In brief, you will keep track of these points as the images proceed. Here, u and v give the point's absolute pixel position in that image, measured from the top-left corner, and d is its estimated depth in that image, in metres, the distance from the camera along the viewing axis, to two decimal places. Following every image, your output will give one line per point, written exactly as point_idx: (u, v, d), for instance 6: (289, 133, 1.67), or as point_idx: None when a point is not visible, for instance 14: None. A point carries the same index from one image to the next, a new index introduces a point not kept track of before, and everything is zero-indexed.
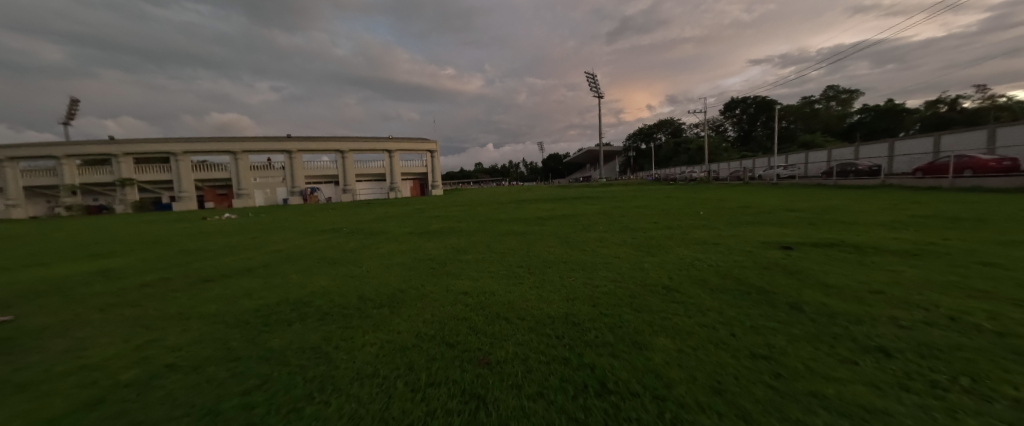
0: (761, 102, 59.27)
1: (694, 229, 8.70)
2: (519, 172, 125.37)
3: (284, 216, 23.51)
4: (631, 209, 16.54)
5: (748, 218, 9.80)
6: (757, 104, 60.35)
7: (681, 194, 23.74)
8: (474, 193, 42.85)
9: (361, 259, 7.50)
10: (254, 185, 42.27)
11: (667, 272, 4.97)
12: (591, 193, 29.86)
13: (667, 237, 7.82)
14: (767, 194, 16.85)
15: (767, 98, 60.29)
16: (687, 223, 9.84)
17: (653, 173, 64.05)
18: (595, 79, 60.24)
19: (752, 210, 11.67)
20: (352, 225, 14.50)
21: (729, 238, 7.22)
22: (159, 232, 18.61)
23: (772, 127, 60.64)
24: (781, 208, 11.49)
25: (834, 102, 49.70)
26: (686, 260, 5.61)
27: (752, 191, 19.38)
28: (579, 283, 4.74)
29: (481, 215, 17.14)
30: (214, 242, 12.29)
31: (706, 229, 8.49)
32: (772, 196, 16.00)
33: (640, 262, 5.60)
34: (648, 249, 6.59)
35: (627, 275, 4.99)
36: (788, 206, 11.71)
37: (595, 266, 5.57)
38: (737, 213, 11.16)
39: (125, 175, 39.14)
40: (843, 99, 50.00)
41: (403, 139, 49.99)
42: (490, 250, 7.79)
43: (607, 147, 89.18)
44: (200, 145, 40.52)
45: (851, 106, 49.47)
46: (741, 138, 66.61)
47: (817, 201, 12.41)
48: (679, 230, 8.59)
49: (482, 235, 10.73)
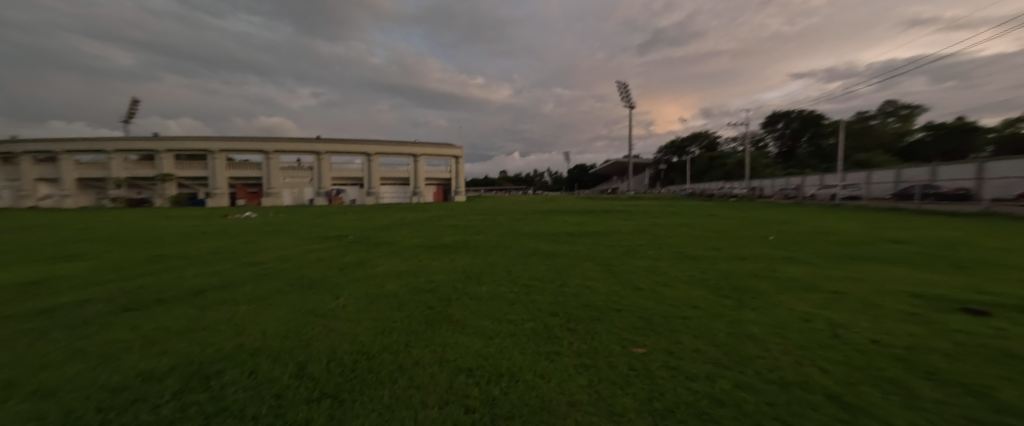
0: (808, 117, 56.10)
1: (782, 263, 6.57)
2: (544, 181, 123.37)
3: (301, 218, 22.49)
4: (675, 228, 14.49)
5: (845, 250, 7.63)
6: (803, 119, 57.13)
7: (730, 214, 21.20)
8: (499, 201, 41.24)
9: (343, 284, 5.79)
10: (283, 184, 42.16)
11: (805, 351, 2.96)
12: (623, 207, 27.72)
13: (752, 275, 5.72)
14: (841, 219, 14.36)
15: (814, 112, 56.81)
16: (764, 253, 7.69)
17: (686, 188, 60.84)
18: (627, 90, 58.36)
19: (838, 239, 9.43)
20: (361, 232, 13.12)
21: (844, 283, 5.13)
22: (170, 228, 17.76)
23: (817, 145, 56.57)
24: (878, 237, 9.22)
25: (891, 119, 45.84)
26: (817, 324, 3.57)
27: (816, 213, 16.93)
28: (658, 363, 2.83)
29: (504, 227, 15.38)
30: (206, 245, 11.02)
31: (798, 264, 6.38)
32: (848, 221, 13.56)
33: (743, 324, 3.60)
34: (737, 295, 4.58)
35: (734, 350, 3.03)
36: (884, 236, 9.43)
37: (672, 325, 3.61)
38: (819, 242, 8.98)
39: (166, 171, 39.61)
40: (904, 115, 45.94)
41: (428, 143, 49.14)
42: (512, 280, 5.91)
43: (637, 160, 86.31)
44: (235, 144, 40.78)
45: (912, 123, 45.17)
46: (783, 155, 62.54)
47: (917, 231, 10.05)
48: (761, 264, 6.48)
49: (500, 255, 8.83)
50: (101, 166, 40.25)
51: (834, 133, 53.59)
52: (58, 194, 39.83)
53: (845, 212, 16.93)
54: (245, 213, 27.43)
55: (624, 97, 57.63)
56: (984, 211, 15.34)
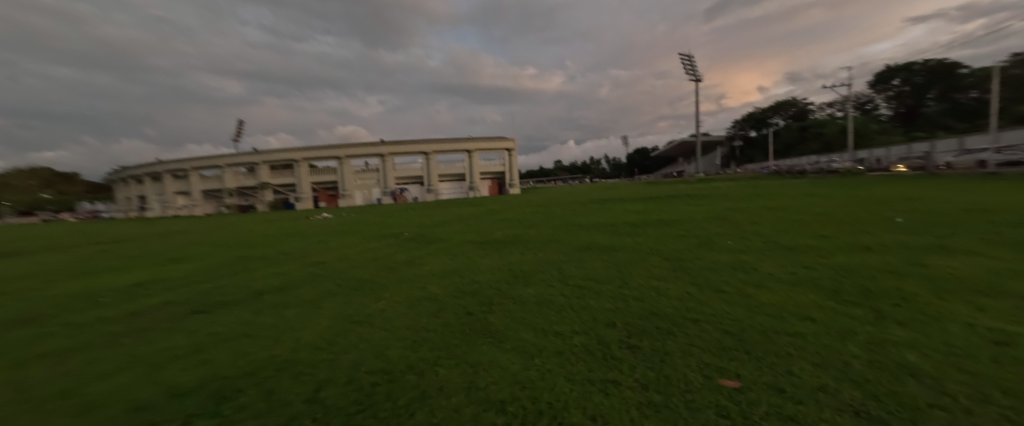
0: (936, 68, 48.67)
1: (908, 268, 5.26)
2: (603, 168, 119.41)
3: (368, 216, 23.62)
4: (755, 214, 12.83)
5: (996, 255, 5.97)
6: (928, 71, 49.65)
7: (824, 197, 18.42)
8: (556, 191, 40.36)
9: (390, 285, 5.61)
10: (356, 186, 45.16)
11: (990, 412, 2.06)
12: (692, 191, 25.52)
13: (867, 284, 4.58)
14: (975, 211, 11.71)
15: (946, 61, 48.23)
16: (877, 255, 6.29)
17: (767, 166, 54.83)
18: (693, 62, 53.80)
19: (977, 238, 7.59)
20: (417, 229, 13.24)
21: (1014, 297, 3.90)
22: (257, 230, 19.47)
23: (952, 99, 48.22)
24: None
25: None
26: (998, 363, 2.55)
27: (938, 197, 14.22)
28: (759, 416, 2.06)
29: (560, 219, 14.67)
30: (281, 245, 11.73)
31: (933, 270, 5.04)
32: (989, 213, 10.99)
33: (876, 359, 2.68)
34: (854, 312, 3.59)
35: (876, 403, 2.16)
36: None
37: (771, 356, 2.78)
38: (955, 242, 7.21)
39: (264, 180, 44.19)
40: None
41: (482, 138, 49.65)
42: (564, 282, 5.30)
43: (706, 139, 79.64)
44: (314, 152, 44.34)
45: None
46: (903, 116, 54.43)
47: None
48: (875, 269, 5.25)
49: (554, 250, 8.25)
50: (217, 178, 45.94)
51: (976, 84, 45.10)
52: (190, 204, 45.92)
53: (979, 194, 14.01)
54: (321, 214, 29.56)
55: (689, 71, 53.19)
56: None
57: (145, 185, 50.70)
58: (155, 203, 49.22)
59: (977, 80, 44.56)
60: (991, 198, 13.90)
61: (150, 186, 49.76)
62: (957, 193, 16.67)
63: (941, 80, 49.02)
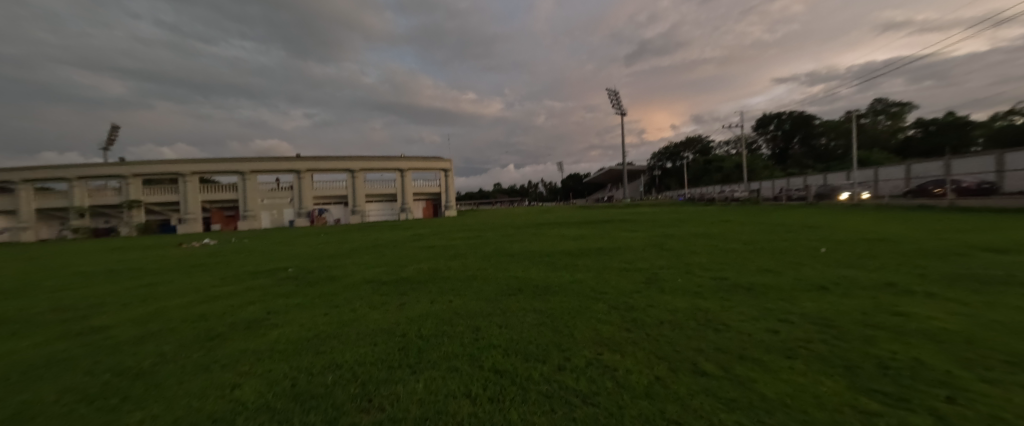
0: (799, 117, 58.94)
1: (891, 319, 4.40)
2: (537, 192, 121.13)
3: (261, 243, 19.68)
4: (691, 242, 12.40)
5: (958, 295, 5.39)
6: (794, 120, 59.79)
7: (739, 223, 19.41)
8: (491, 215, 38.93)
9: (183, 390, 3.35)
10: (261, 206, 39.31)
11: None
12: (623, 215, 25.76)
13: (873, 350, 3.51)
14: (878, 239, 12.43)
15: (803, 114, 58.14)
16: (840, 298, 5.48)
17: (684, 193, 59.10)
18: (617, 98, 57.08)
19: (905, 270, 7.47)
20: (309, 263, 10.61)
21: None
22: (94, 263, 14.82)
23: (811, 144, 57.61)
24: (952, 269, 7.43)
25: (882, 116, 49.90)
26: None
27: (837, 229, 15.63)
28: None
29: (489, 248, 12.94)
30: (97, 290, 8.37)
31: (924, 325, 4.18)
32: (891, 242, 11.61)
33: None
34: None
35: None
36: (961, 267, 7.56)
37: None
38: (899, 278, 6.77)
39: (133, 196, 36.57)
40: (893, 112, 50.38)
41: (415, 158, 47.00)
42: (475, 360, 3.54)
43: (631, 167, 84.44)
44: (207, 165, 37.99)
45: (902, 120, 49.72)
46: (777, 156, 63.66)
47: (987, 258, 8.39)
48: (859, 323, 4.29)
49: (472, 293, 6.48)
50: (66, 194, 37.14)
51: (825, 133, 54.82)
52: (14, 227, 36.34)
53: (866, 227, 15.83)
54: (206, 239, 24.46)
55: (614, 103, 56.00)
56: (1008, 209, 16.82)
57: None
58: None
59: (826, 129, 54.84)
60: (879, 227, 15.56)
61: None
62: (848, 220, 18.50)
63: (802, 128, 59.22)
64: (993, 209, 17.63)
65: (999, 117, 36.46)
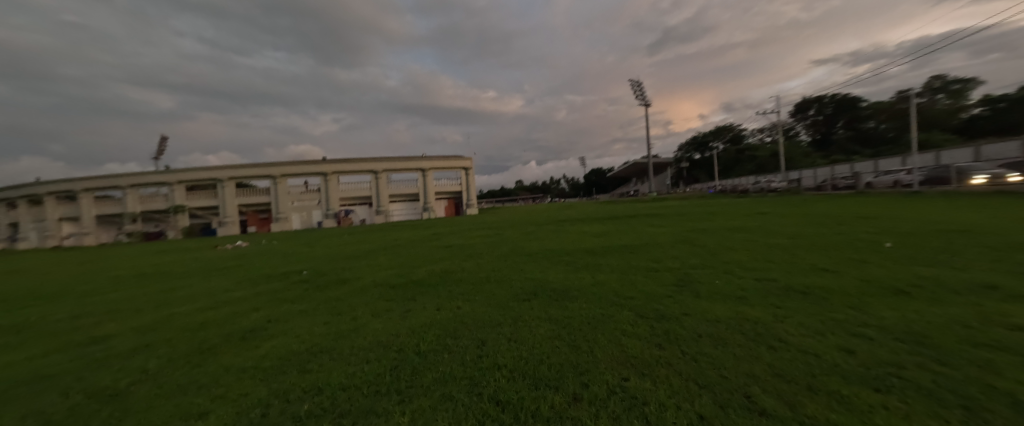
0: (842, 101, 54.83)
1: (1002, 341, 3.51)
2: (562, 188, 119.60)
3: (287, 245, 20.00)
4: (726, 238, 11.37)
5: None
6: (837, 104, 55.65)
7: (779, 215, 17.97)
8: (514, 212, 38.45)
9: (148, 417, 2.95)
10: (292, 208, 40.53)
11: None
12: (651, 209, 24.54)
13: (994, 387, 2.71)
14: (949, 231, 10.95)
15: (847, 96, 53.91)
16: (926, 308, 4.57)
17: (716, 185, 56.41)
18: (643, 88, 55.18)
19: (994, 270, 6.32)
20: (325, 265, 10.40)
21: None
22: (129, 266, 15.37)
23: (856, 128, 53.58)
24: None
25: (940, 94, 45.45)
26: None
27: (894, 220, 14.05)
28: None
29: (509, 247, 12.40)
30: (117, 296, 8.39)
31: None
32: (964, 234, 10.17)
33: None
34: None
35: None
36: None
37: None
38: (994, 279, 5.67)
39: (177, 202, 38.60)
40: (955, 89, 45.34)
41: (438, 157, 47.14)
42: (475, 386, 2.96)
43: (659, 160, 81.61)
44: (242, 170, 39.51)
45: (966, 97, 44.60)
46: (817, 142, 59.64)
47: None
48: (960, 344, 3.45)
49: (485, 299, 5.93)
50: (119, 201, 39.71)
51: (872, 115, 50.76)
52: (76, 233, 39.23)
53: (928, 217, 14.15)
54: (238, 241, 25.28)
55: (641, 94, 54.11)
56: None
57: (23, 210, 42.55)
58: (32, 232, 41.32)
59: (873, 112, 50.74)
60: (946, 216, 13.85)
61: (28, 211, 41.98)
62: (906, 210, 16.70)
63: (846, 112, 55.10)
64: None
65: None
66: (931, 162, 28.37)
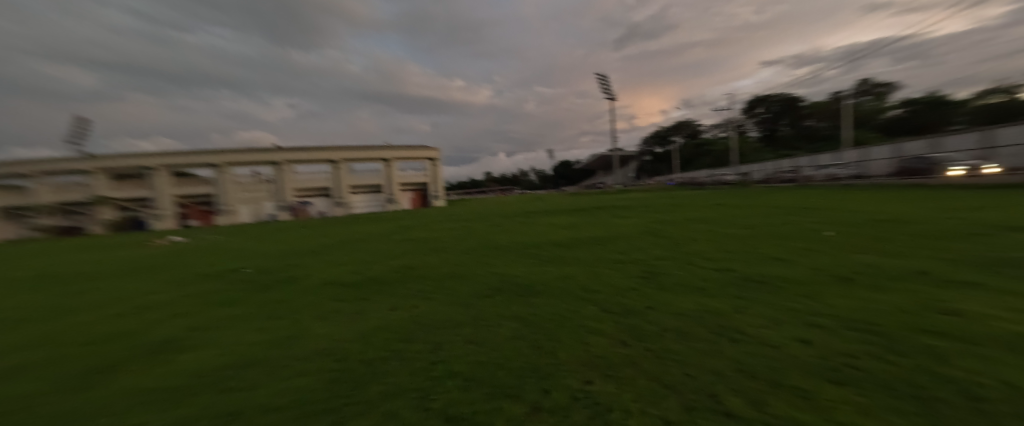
0: (785, 101, 58.49)
1: (944, 329, 3.64)
2: (529, 180, 120.36)
3: (232, 240, 18.59)
4: (686, 229, 11.62)
5: (1008, 288, 4.64)
6: (779, 104, 59.39)
7: (733, 207, 18.79)
8: (479, 204, 38.06)
9: None
10: (239, 200, 37.89)
11: None
12: (615, 201, 24.99)
13: (947, 376, 2.74)
14: (883, 220, 11.77)
15: (790, 96, 57.70)
16: (871, 295, 4.74)
17: (675, 178, 58.56)
18: (608, 83, 56.03)
19: (926, 257, 6.76)
20: (273, 262, 9.66)
21: None
22: (45, 265, 13.71)
23: (798, 127, 57.51)
24: (974, 255, 6.72)
25: (866, 97, 49.75)
26: None
27: (836, 211, 15.01)
28: None
29: (474, 239, 12.09)
30: (20, 301, 7.33)
31: (990, 336, 3.43)
32: (896, 223, 10.97)
33: None
34: None
35: None
36: (985, 252, 6.86)
37: None
38: (930, 266, 6.04)
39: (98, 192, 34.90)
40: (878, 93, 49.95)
41: (401, 147, 45.73)
42: (424, 399, 2.66)
43: (623, 153, 83.69)
44: (180, 158, 36.45)
45: (886, 100, 49.26)
46: (764, 139, 63.42)
47: (1008, 239, 7.74)
48: (909, 332, 3.52)
49: (446, 297, 5.61)
50: (32, 192, 35.59)
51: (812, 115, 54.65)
52: None
53: (865, 208, 15.22)
54: (175, 236, 23.28)
55: (605, 88, 54.95)
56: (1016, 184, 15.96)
57: None
58: None
59: (812, 111, 54.57)
60: (880, 207, 14.95)
61: None
62: (846, 201, 17.93)
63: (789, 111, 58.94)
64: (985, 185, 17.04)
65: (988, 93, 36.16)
66: (860, 157, 30.83)
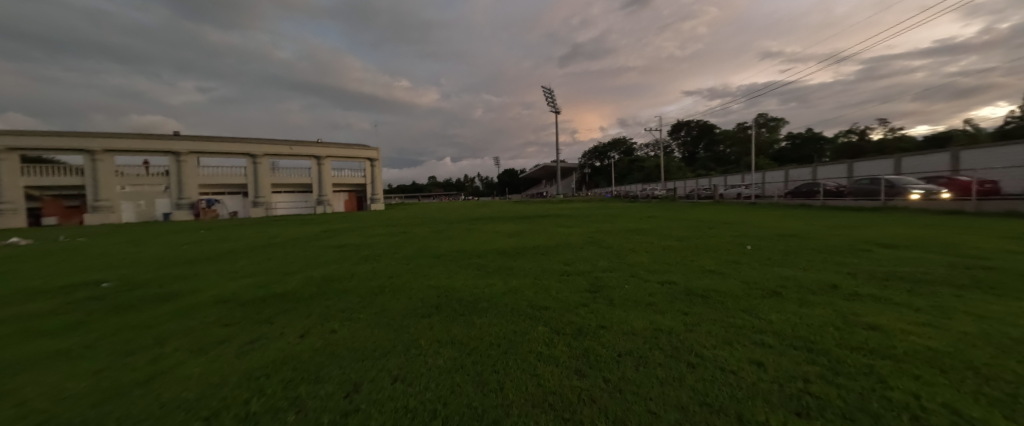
0: (704, 126, 64.34)
1: (875, 337, 3.72)
2: (473, 186, 119.73)
3: (108, 245, 15.56)
4: (625, 240, 11.82)
5: (910, 298, 4.96)
6: (699, 128, 65.15)
7: (665, 219, 19.84)
8: (418, 209, 36.66)
9: None
10: (119, 194, 32.49)
11: None
12: (557, 210, 25.30)
13: (892, 396, 2.70)
14: (791, 236, 12.86)
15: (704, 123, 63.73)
16: (802, 304, 4.82)
17: (611, 190, 61.53)
18: (552, 96, 57.44)
19: (839, 269, 7.26)
20: (157, 286, 8.03)
21: None
22: None
23: (713, 151, 63.57)
24: (874, 267, 7.32)
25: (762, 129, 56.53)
26: None
27: (752, 226, 16.35)
28: None
29: (412, 246, 11.26)
30: None
31: (911, 346, 3.51)
32: (804, 238, 12.04)
33: None
34: None
35: None
36: (882, 264, 7.54)
37: None
38: (844, 276, 6.45)
39: None
40: (771, 126, 56.99)
41: (335, 144, 42.56)
42: None
43: (563, 164, 86.37)
44: (41, 141, 30.42)
45: (778, 133, 56.34)
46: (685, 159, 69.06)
47: (897, 253, 8.65)
48: (844, 346, 3.51)
49: (374, 322, 4.89)
50: None
51: (723, 141, 60.88)
52: None
53: (777, 223, 16.76)
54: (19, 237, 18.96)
55: (549, 101, 56.02)
56: (885, 206, 18.18)
57: None
58: None
59: (723, 137, 60.68)
60: (788, 223, 16.54)
61: None
62: (760, 217, 19.73)
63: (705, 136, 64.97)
64: (853, 207, 19.61)
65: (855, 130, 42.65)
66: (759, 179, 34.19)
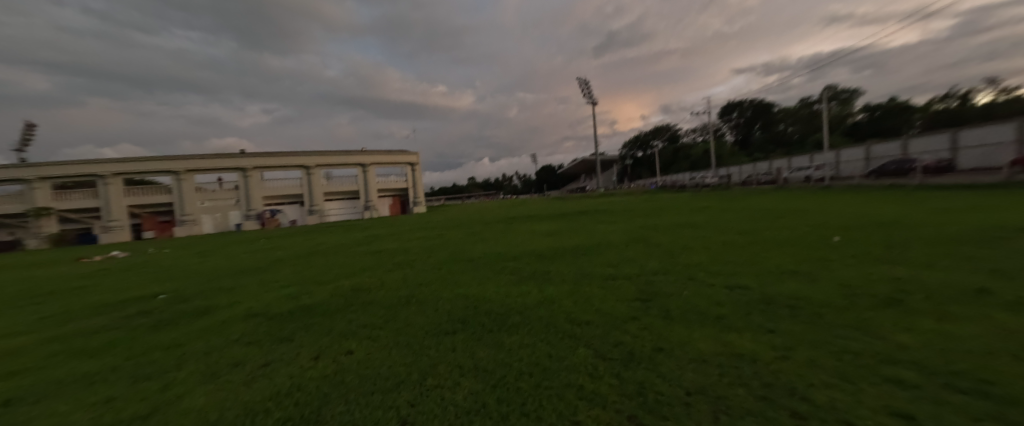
0: (759, 105, 59.40)
1: None
2: (513, 185, 119.61)
3: (176, 257, 16.67)
4: (678, 236, 10.62)
5: None
6: (754, 108, 60.22)
7: (721, 210, 18.13)
8: (459, 210, 36.75)
9: None
10: (201, 209, 35.47)
11: None
12: (600, 206, 24.08)
13: None
14: (881, 223, 11.01)
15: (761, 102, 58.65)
16: (932, 317, 3.67)
17: (657, 181, 58.51)
18: (589, 88, 55.59)
19: (961, 265, 5.80)
20: (202, 298, 8.13)
21: None
22: None
23: (770, 131, 58.49)
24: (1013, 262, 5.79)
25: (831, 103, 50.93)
26: None
27: (827, 213, 14.38)
28: None
29: (447, 251, 10.83)
30: None
31: None
32: (898, 225, 10.23)
33: None
34: None
35: None
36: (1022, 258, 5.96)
37: None
38: (975, 275, 5.08)
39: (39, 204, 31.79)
40: (842, 98, 51.18)
41: (378, 151, 43.91)
42: None
43: (605, 157, 83.61)
44: (135, 165, 33.92)
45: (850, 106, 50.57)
46: (739, 143, 64.25)
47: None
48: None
49: (393, 342, 4.35)
50: None
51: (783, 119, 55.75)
52: None
53: (857, 209, 14.66)
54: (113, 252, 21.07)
55: (585, 93, 54.17)
56: (1008, 180, 15.33)
57: None
58: None
59: (784, 115, 55.58)
60: (873, 208, 14.34)
61: None
62: (834, 202, 17.46)
63: (762, 116, 59.87)
64: (964, 185, 16.69)
65: (949, 96, 37.08)
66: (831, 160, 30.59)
